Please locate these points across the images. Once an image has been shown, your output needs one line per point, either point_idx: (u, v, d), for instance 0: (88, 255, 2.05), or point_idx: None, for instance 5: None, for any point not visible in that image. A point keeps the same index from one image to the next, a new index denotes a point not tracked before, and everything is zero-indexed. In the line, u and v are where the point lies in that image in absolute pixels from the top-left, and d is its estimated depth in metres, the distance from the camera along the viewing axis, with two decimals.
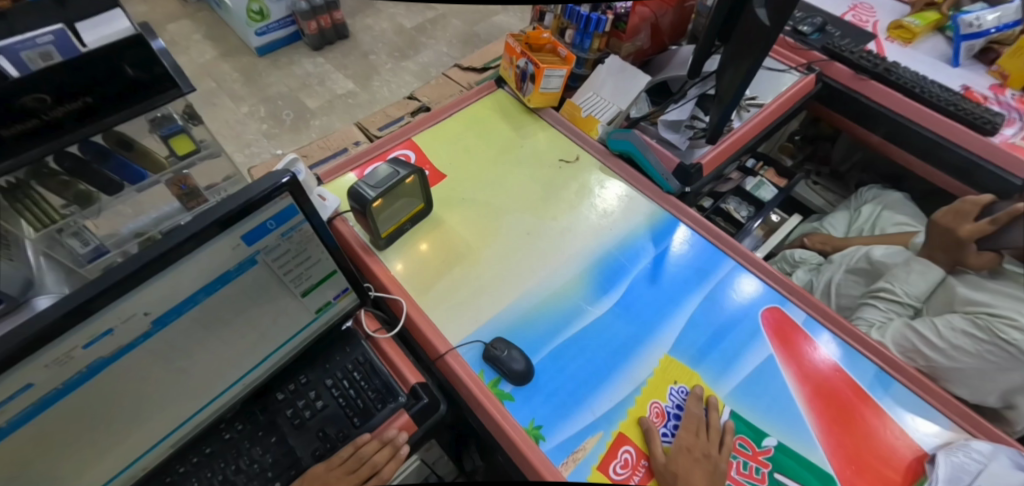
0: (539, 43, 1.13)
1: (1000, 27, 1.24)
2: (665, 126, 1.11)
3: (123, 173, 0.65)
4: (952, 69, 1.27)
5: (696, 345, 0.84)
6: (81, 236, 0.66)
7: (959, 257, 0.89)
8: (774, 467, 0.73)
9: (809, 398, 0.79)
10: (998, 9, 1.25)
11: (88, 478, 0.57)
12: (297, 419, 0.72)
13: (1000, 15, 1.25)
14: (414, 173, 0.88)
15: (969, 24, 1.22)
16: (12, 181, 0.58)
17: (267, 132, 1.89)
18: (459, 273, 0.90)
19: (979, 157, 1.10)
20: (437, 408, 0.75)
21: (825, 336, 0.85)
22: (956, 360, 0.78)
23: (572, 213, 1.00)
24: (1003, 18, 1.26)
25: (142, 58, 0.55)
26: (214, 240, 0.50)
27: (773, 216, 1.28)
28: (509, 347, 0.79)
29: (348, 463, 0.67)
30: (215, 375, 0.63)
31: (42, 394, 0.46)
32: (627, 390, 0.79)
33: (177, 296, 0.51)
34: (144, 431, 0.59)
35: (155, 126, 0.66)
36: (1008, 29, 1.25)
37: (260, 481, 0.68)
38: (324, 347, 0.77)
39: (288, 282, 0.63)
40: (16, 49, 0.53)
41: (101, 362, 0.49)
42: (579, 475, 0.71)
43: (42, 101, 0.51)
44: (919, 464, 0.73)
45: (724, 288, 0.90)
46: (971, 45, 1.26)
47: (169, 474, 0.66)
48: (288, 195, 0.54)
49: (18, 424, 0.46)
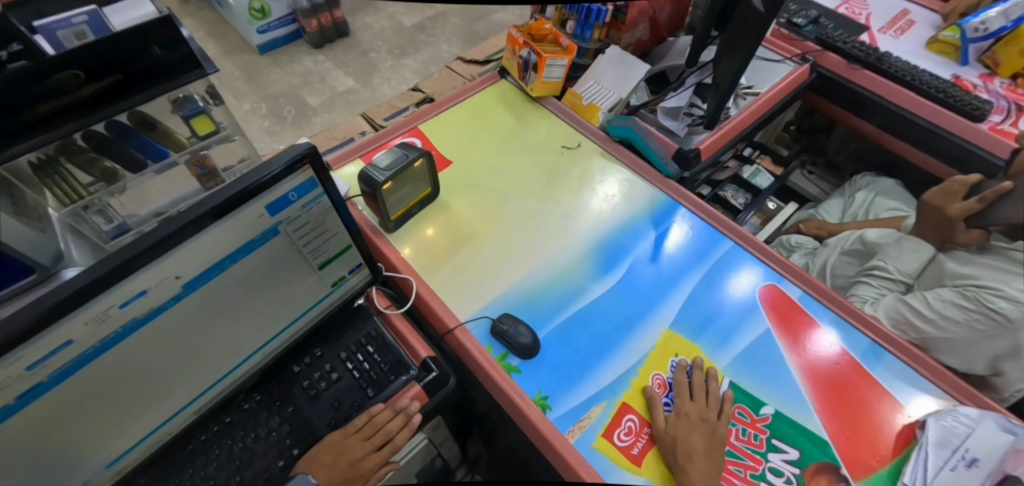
0: (541, 34, 1.17)
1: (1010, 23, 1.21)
2: (665, 113, 1.14)
3: (146, 150, 0.69)
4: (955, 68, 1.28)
5: (696, 321, 0.87)
6: (106, 214, 0.70)
7: (949, 236, 0.93)
8: (772, 434, 0.76)
9: (805, 370, 0.82)
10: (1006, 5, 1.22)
11: (121, 439, 0.60)
12: (313, 390, 0.75)
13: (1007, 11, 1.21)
14: (421, 156, 0.91)
15: (975, 30, 1.20)
16: (43, 156, 0.63)
17: (269, 128, 1.91)
18: (466, 253, 0.94)
19: (969, 143, 1.14)
20: (448, 380, 0.78)
21: (820, 312, 0.88)
22: (945, 330, 0.82)
23: (574, 197, 1.03)
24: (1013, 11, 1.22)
25: (170, 38, 0.58)
26: (243, 208, 0.53)
27: (770, 204, 1.31)
28: (516, 322, 0.82)
29: (364, 431, 0.70)
30: (236, 342, 0.66)
31: (81, 352, 0.49)
32: (630, 362, 0.82)
33: (205, 261, 0.54)
34: (169, 395, 0.63)
35: (178, 107, 0.72)
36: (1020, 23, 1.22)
37: (278, 449, 0.70)
38: (338, 323, 0.80)
39: (307, 253, 0.67)
40: (53, 28, 0.58)
41: (135, 323, 0.52)
42: (584, 442, 0.74)
43: (75, 77, 0.54)
44: (910, 430, 0.76)
45: (722, 266, 0.94)
46: (980, 46, 1.24)
47: (191, 442, 0.70)
48: (309, 168, 0.58)
49: (59, 380, 0.49)
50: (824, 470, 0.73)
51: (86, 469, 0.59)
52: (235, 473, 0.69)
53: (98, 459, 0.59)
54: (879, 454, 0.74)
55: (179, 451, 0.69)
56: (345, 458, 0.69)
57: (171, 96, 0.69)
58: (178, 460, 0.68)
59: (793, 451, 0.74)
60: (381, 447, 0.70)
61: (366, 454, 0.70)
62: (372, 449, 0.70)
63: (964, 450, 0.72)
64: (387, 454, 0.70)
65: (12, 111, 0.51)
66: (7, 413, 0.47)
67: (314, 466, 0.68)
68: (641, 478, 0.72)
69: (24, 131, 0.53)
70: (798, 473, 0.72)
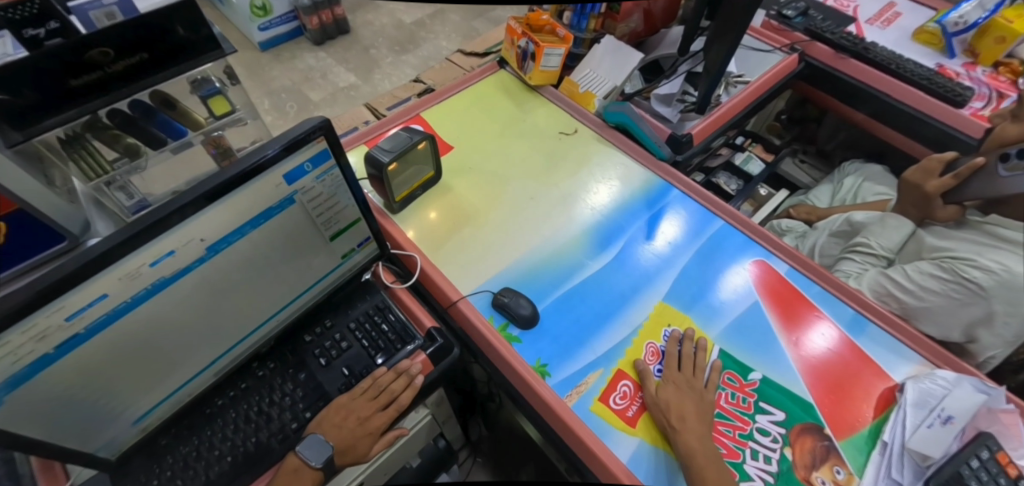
0: (539, 24, 1.21)
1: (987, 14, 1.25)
2: (658, 100, 1.18)
3: (166, 129, 0.74)
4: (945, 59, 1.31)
5: (688, 294, 0.91)
6: (127, 190, 0.76)
7: (928, 212, 1.02)
8: (760, 398, 0.80)
9: (793, 340, 0.86)
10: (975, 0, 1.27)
11: (145, 397, 0.65)
12: (324, 357, 0.79)
13: (979, 4, 1.26)
14: (425, 139, 0.94)
15: (953, 24, 1.26)
16: (71, 132, 0.69)
17: (272, 122, 1.94)
18: (468, 232, 0.98)
19: (951, 128, 1.18)
20: (452, 350, 0.82)
21: (807, 285, 0.92)
22: (923, 300, 0.87)
23: (571, 179, 1.07)
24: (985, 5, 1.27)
25: (192, 20, 0.65)
26: (261, 176, 0.58)
27: (761, 190, 1.36)
28: (517, 295, 0.86)
29: (370, 392, 0.75)
30: (252, 309, 0.71)
31: (114, 306, 0.54)
32: (625, 332, 0.86)
33: (227, 226, 0.59)
34: (190, 358, 0.67)
35: (196, 88, 0.77)
36: (994, 14, 1.26)
37: (291, 412, 0.75)
38: (346, 296, 0.84)
39: (320, 224, 0.71)
40: (87, 10, 0.74)
41: (162, 282, 0.57)
42: (582, 406, 0.78)
43: (105, 55, 0.61)
44: (891, 393, 0.81)
45: (714, 244, 0.98)
46: (963, 38, 1.29)
47: (208, 406, 0.74)
48: (323, 140, 0.62)
49: (94, 332, 0.54)
50: (809, 430, 0.77)
51: (115, 426, 0.64)
52: (252, 434, 0.73)
53: (125, 415, 0.64)
54: (862, 415, 0.78)
55: (197, 414, 0.73)
56: (354, 417, 0.73)
57: (189, 76, 0.74)
58: (197, 422, 0.73)
59: (779, 413, 0.78)
60: (386, 406, 0.75)
61: (372, 413, 0.74)
62: (378, 408, 0.74)
63: (941, 409, 0.76)
64: (393, 413, 0.74)
65: (48, 86, 0.58)
66: (48, 361, 0.52)
67: (324, 427, 0.72)
68: (636, 438, 0.76)
69: (55, 106, 0.60)
70: (784, 434, 0.76)
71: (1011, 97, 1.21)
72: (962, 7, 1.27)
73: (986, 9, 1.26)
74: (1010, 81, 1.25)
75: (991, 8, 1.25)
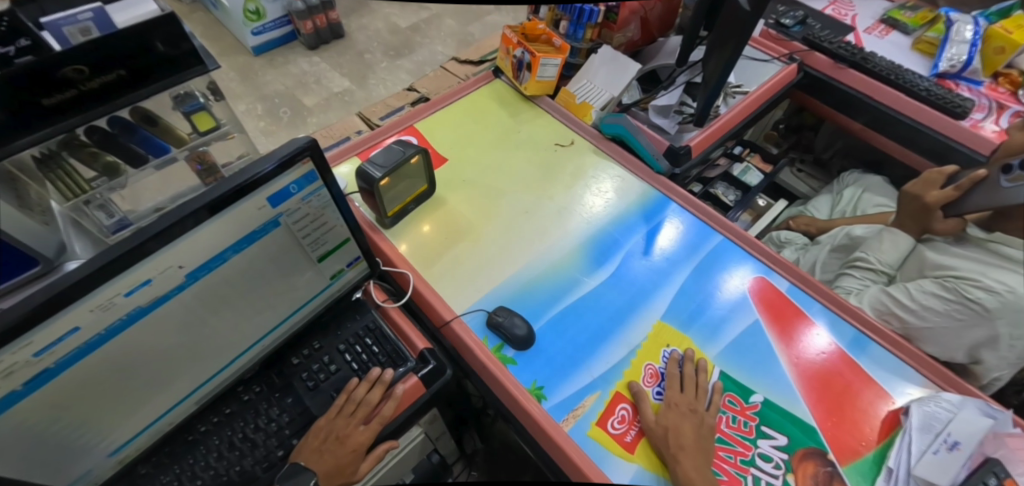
0: (535, 34, 1.19)
1: (971, 47, 1.25)
2: (655, 111, 1.16)
3: (146, 145, 0.72)
4: (962, 71, 1.26)
5: (687, 312, 0.89)
6: (107, 209, 0.74)
7: (926, 224, 1.02)
8: (761, 421, 0.78)
9: (794, 359, 0.84)
10: (953, 35, 1.27)
11: (121, 430, 0.62)
12: (312, 381, 0.77)
13: (959, 38, 1.26)
14: (418, 153, 0.92)
15: (949, 66, 1.24)
16: (46, 150, 0.65)
17: (265, 128, 1.90)
18: (460, 249, 0.95)
19: (952, 140, 1.16)
20: (444, 372, 0.79)
21: (807, 303, 0.90)
22: (926, 320, 0.88)
23: (567, 192, 1.05)
24: (964, 36, 1.26)
25: (172, 35, 0.63)
26: (239, 202, 0.55)
27: (760, 201, 1.32)
28: (511, 314, 0.84)
29: (347, 409, 0.74)
30: (237, 334, 0.68)
31: (86, 339, 0.52)
32: (622, 353, 0.84)
33: (208, 251, 0.57)
34: (171, 386, 0.65)
35: (179, 103, 0.75)
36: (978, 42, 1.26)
37: (277, 439, 0.73)
38: (335, 315, 0.82)
39: (307, 246, 0.69)
40: (60, 24, 0.63)
41: (139, 311, 0.55)
42: (579, 430, 0.76)
43: (80, 72, 0.58)
44: (895, 417, 0.79)
45: (712, 260, 0.96)
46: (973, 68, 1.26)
47: (191, 432, 0.72)
48: (310, 161, 0.60)
49: (65, 366, 0.52)
50: (811, 455, 0.75)
51: (89, 458, 0.61)
52: (235, 463, 0.71)
53: (101, 446, 0.61)
54: (865, 439, 0.77)
55: (179, 441, 0.71)
56: (335, 439, 0.71)
57: (172, 91, 0.73)
58: (179, 449, 0.70)
59: (782, 437, 0.76)
60: (367, 421, 0.73)
61: (353, 431, 0.72)
62: (359, 424, 0.73)
63: (947, 434, 0.75)
64: (376, 427, 0.73)
65: (23, 108, 0.56)
66: (16, 397, 0.50)
67: (305, 454, 0.70)
68: (634, 465, 0.73)
69: (25, 127, 0.57)
70: (787, 459, 0.74)
71: (1011, 108, 1.20)
72: (948, 47, 1.26)
73: (970, 42, 1.26)
74: (1009, 93, 1.24)
75: (973, 40, 1.25)
